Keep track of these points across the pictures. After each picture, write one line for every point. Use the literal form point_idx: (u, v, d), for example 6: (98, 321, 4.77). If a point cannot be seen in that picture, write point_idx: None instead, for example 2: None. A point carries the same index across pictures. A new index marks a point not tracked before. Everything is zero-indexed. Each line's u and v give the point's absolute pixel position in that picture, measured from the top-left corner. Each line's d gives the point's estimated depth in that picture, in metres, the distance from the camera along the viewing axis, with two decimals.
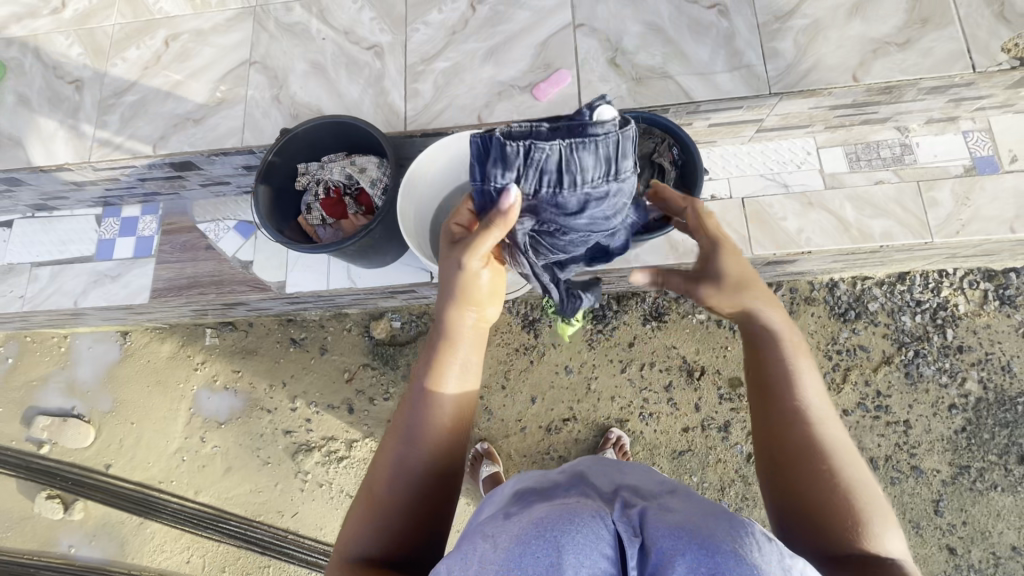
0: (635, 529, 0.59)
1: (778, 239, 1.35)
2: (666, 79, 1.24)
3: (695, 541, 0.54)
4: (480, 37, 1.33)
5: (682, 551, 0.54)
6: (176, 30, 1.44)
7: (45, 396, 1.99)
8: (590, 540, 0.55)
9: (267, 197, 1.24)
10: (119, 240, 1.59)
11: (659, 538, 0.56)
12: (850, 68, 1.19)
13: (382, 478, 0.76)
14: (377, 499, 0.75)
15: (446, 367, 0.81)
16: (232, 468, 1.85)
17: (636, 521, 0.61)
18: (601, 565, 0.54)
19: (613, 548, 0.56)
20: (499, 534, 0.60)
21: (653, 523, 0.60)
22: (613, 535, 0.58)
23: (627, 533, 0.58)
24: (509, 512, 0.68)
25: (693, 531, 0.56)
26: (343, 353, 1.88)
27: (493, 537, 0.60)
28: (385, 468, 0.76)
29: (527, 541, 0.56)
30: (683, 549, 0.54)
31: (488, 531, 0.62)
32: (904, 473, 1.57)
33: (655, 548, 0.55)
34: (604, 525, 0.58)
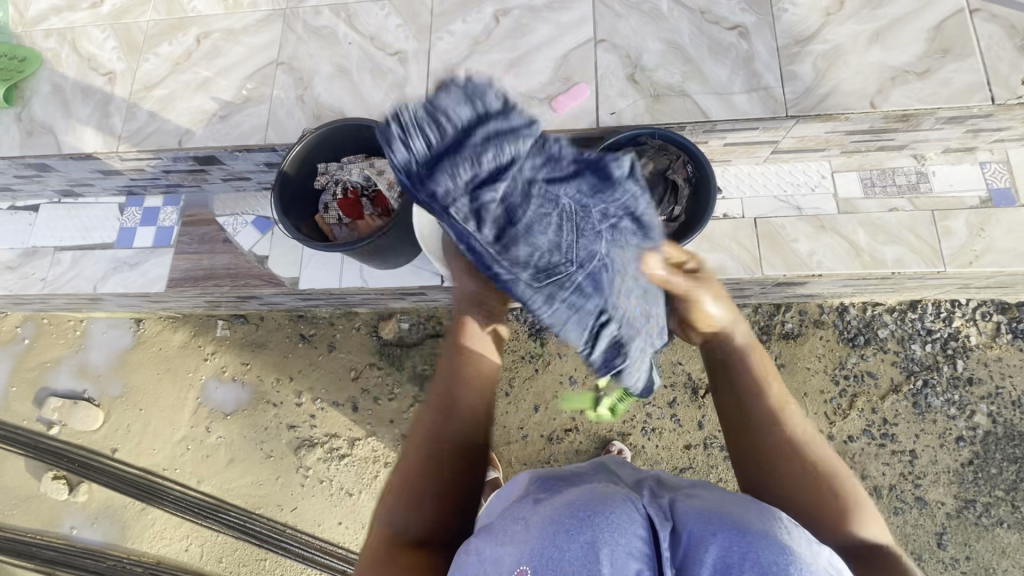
0: (665, 515, 0.63)
1: (788, 260, 1.35)
2: (683, 97, 1.26)
3: (726, 525, 0.59)
4: (502, 48, 1.35)
5: (714, 533, 0.58)
6: (208, 28, 1.49)
7: (58, 378, 2.03)
8: (623, 521, 0.59)
9: (287, 194, 1.27)
10: (140, 229, 1.63)
11: (689, 521, 0.60)
12: (868, 95, 1.20)
13: (405, 468, 0.77)
14: (400, 485, 0.75)
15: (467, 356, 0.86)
16: (235, 459, 1.87)
17: (666, 507, 0.66)
18: (636, 544, 0.57)
19: (646, 529, 0.60)
20: (531, 517, 0.64)
21: (683, 511, 0.64)
22: (644, 517, 0.61)
23: (657, 516, 0.62)
24: (539, 498, 0.72)
25: (723, 517, 0.60)
26: (350, 351, 1.90)
27: (526, 520, 0.64)
28: (408, 458, 0.77)
29: (561, 520, 0.60)
30: (716, 530, 0.58)
31: (521, 513, 0.67)
32: (908, 503, 1.55)
33: (688, 530, 0.60)
34: (637, 510, 0.62)
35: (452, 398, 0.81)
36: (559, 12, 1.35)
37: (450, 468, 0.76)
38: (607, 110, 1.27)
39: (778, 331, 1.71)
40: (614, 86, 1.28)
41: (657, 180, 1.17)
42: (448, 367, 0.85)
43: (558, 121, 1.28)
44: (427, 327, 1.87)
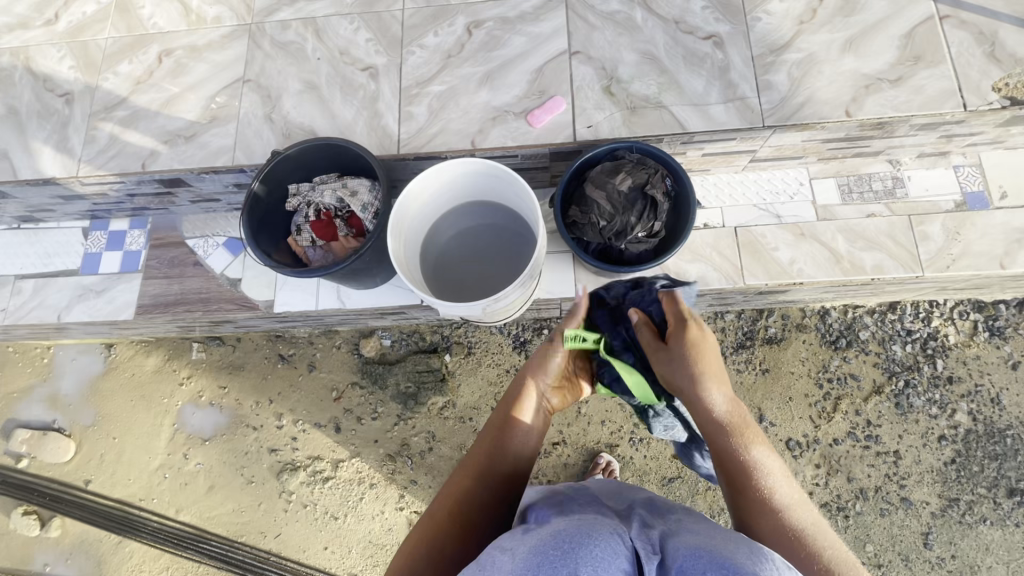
0: (653, 550, 0.63)
1: (769, 270, 1.34)
2: (660, 109, 1.24)
3: (714, 561, 0.57)
4: (476, 62, 1.32)
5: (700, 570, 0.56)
6: (170, 45, 1.43)
7: (26, 409, 1.95)
8: (608, 556, 0.59)
9: (256, 218, 1.23)
10: (105, 254, 1.57)
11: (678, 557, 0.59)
12: (843, 103, 1.20)
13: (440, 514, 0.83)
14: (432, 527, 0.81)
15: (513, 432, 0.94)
16: (215, 487, 1.81)
17: (655, 542, 0.65)
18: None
19: (630, 563, 0.60)
20: (516, 546, 0.64)
21: (671, 546, 0.64)
22: (630, 553, 0.62)
23: (644, 552, 0.62)
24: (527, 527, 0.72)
25: (711, 552, 0.59)
26: (331, 370, 1.86)
27: (512, 548, 0.63)
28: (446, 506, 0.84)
29: (548, 552, 0.60)
30: (705, 568, 0.56)
31: (507, 540, 0.66)
32: (894, 504, 1.55)
33: (675, 566, 0.59)
34: (623, 544, 0.62)
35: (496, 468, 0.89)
36: (533, 24, 1.33)
37: (478, 533, 0.82)
38: (585, 123, 1.25)
39: (762, 336, 1.71)
40: (590, 100, 1.26)
41: (637, 195, 1.12)
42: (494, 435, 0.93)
43: (534, 135, 1.26)
44: (409, 343, 1.84)
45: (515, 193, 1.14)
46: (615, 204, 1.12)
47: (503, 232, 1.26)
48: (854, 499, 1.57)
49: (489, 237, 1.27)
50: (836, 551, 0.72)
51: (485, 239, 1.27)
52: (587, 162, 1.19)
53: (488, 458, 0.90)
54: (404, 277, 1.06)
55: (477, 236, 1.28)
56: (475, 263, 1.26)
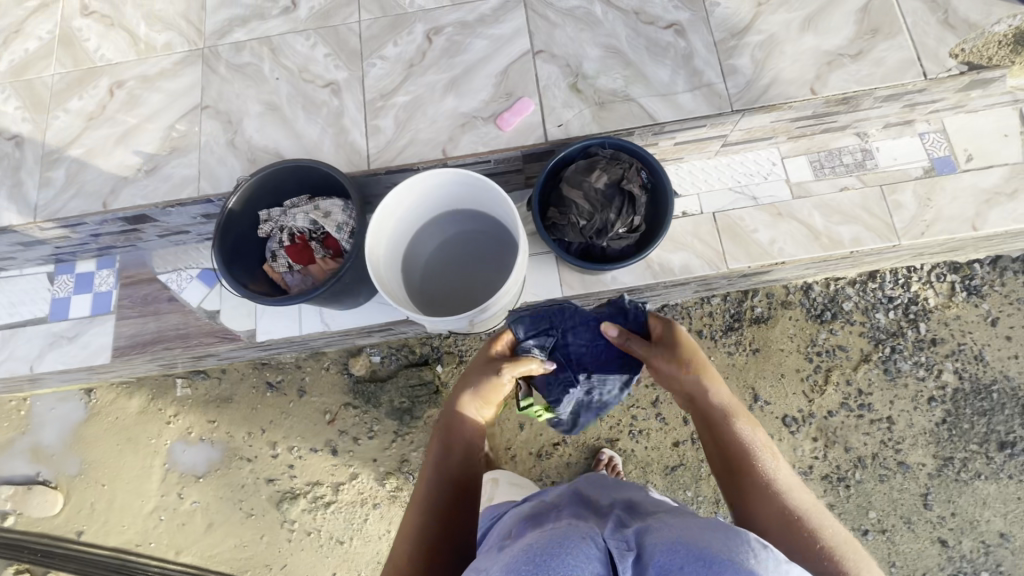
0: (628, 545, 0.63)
1: (751, 252, 1.35)
2: (628, 102, 1.24)
3: (691, 554, 0.57)
4: (439, 69, 1.30)
5: (680, 565, 0.56)
6: (120, 77, 1.38)
7: (7, 464, 1.88)
8: (584, 562, 0.58)
9: (230, 248, 1.19)
10: (74, 298, 1.52)
11: (655, 552, 0.59)
12: (808, 82, 1.20)
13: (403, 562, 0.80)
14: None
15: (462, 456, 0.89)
16: (214, 523, 1.77)
17: (630, 538, 0.65)
18: None
19: (604, 565, 0.59)
20: (492, 565, 0.63)
21: (646, 540, 0.63)
22: (602, 553, 0.61)
23: (617, 549, 0.62)
24: (505, 542, 0.71)
25: (688, 543, 0.59)
26: (322, 393, 1.82)
27: (488, 568, 0.62)
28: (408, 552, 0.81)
29: (520, 567, 0.59)
30: (682, 562, 0.57)
31: (484, 561, 0.65)
32: (892, 469, 1.58)
33: (652, 563, 0.58)
34: (593, 545, 0.62)
35: (447, 497, 0.85)
36: (493, 26, 1.31)
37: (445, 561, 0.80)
38: (555, 122, 1.24)
39: (749, 317, 1.72)
40: (558, 98, 1.25)
41: (614, 190, 1.11)
42: (437, 465, 0.88)
43: (506, 139, 1.25)
44: (399, 357, 1.81)
45: (494, 200, 1.12)
46: (592, 202, 1.11)
47: (484, 239, 1.25)
48: (853, 468, 1.59)
49: (470, 244, 1.26)
50: (833, 534, 0.75)
51: (466, 247, 1.26)
52: (562, 162, 1.18)
53: (434, 491, 0.85)
54: (386, 295, 1.05)
55: (459, 245, 1.26)
56: (458, 272, 1.25)
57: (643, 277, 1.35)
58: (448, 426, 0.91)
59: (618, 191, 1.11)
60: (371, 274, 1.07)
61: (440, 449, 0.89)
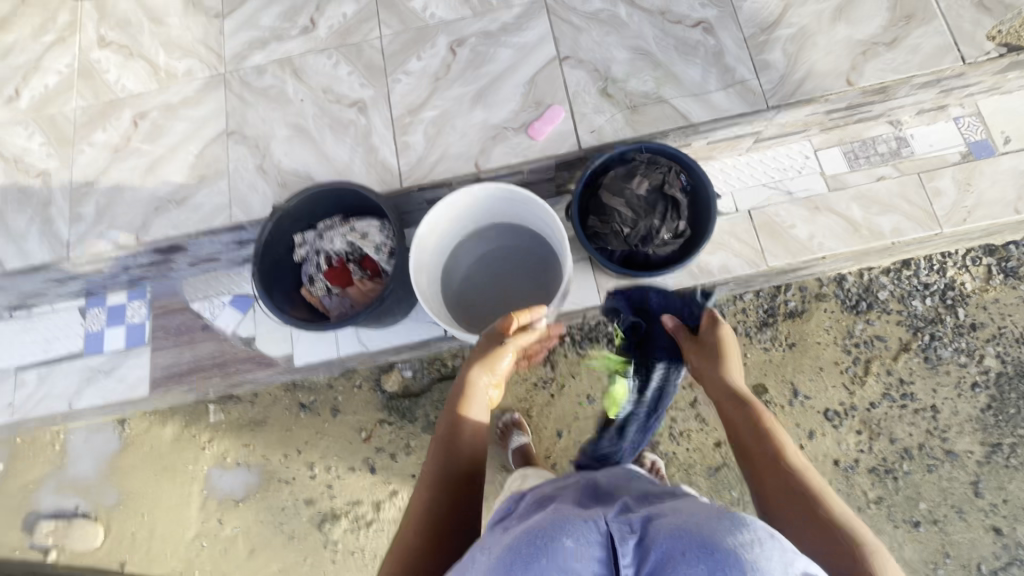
0: (631, 529, 0.59)
1: (790, 248, 1.33)
2: (661, 103, 1.22)
3: (695, 541, 0.53)
4: (465, 81, 1.29)
5: (682, 552, 0.52)
6: (143, 107, 1.37)
7: (45, 498, 1.88)
8: (579, 544, 0.55)
9: (268, 275, 1.18)
10: (107, 331, 1.51)
11: (658, 538, 0.55)
12: (843, 73, 1.18)
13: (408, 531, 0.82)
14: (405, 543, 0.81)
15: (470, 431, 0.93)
16: (257, 548, 1.77)
17: (635, 522, 0.61)
18: (592, 566, 0.53)
19: (605, 549, 0.55)
20: (492, 546, 0.61)
21: (652, 525, 0.59)
22: (603, 536, 0.57)
23: (619, 532, 0.57)
24: (507, 525, 0.68)
25: (692, 530, 0.55)
26: (356, 411, 1.81)
27: (489, 548, 0.61)
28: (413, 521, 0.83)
29: (522, 549, 0.57)
30: (684, 547, 0.53)
31: (488, 542, 0.64)
32: (940, 459, 1.56)
33: (655, 547, 0.54)
34: (595, 529, 0.58)
35: (455, 469, 0.89)
36: (517, 34, 1.30)
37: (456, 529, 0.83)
38: (587, 128, 1.23)
39: (783, 311, 1.70)
40: (589, 104, 1.24)
41: (655, 196, 1.11)
42: (445, 438, 0.91)
43: (539, 148, 1.23)
44: (431, 371, 1.80)
45: (535, 212, 1.10)
46: (636, 208, 1.10)
47: (523, 249, 1.24)
48: (900, 459, 1.57)
49: (509, 257, 1.24)
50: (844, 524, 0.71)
51: (505, 259, 1.25)
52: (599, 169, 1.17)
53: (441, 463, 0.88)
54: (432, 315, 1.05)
55: (498, 257, 1.25)
56: (499, 284, 1.24)
57: (682, 279, 1.34)
58: (458, 400, 0.96)
59: (660, 197, 1.11)
60: (418, 295, 1.06)
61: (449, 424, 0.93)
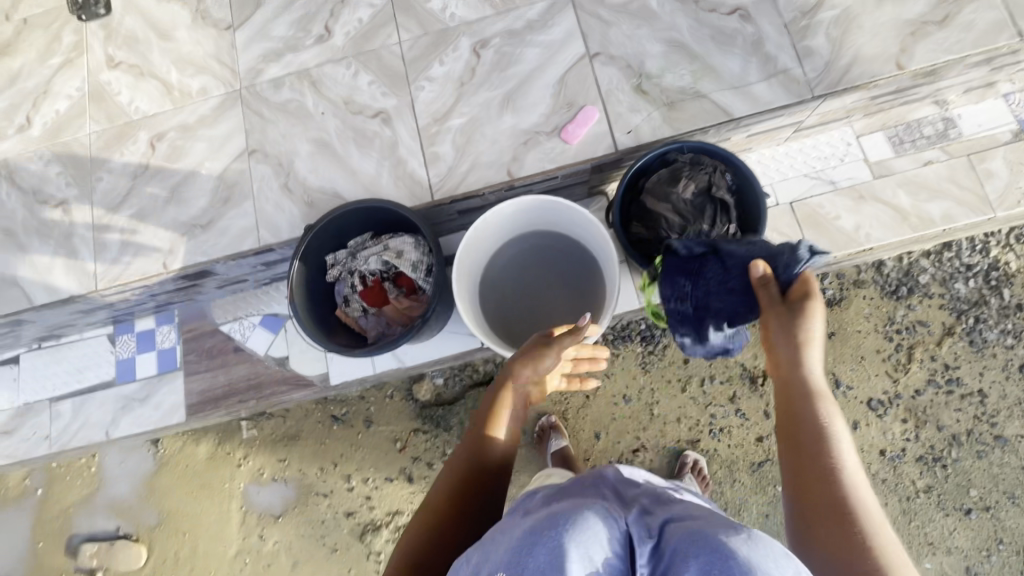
0: (647, 532, 0.63)
1: (836, 241, 1.29)
2: (699, 98, 1.16)
3: (706, 543, 0.55)
4: (492, 85, 1.24)
5: (694, 552, 0.55)
6: (160, 129, 1.33)
7: (86, 521, 1.89)
8: (598, 539, 0.59)
9: (306, 301, 1.15)
10: (138, 358, 1.49)
11: (673, 539, 0.59)
12: (892, 56, 1.12)
13: (426, 516, 0.83)
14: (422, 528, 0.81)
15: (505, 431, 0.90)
16: (300, 562, 1.77)
17: (653, 523, 0.64)
18: (610, 561, 0.58)
19: (622, 546, 0.60)
20: (516, 526, 0.66)
21: (669, 527, 0.63)
22: (623, 535, 0.62)
23: (638, 534, 0.62)
24: (530, 509, 0.73)
25: (703, 532, 0.58)
26: (390, 422, 1.80)
27: (512, 527, 0.66)
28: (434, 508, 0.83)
29: (541, 529, 0.61)
30: (696, 548, 0.56)
31: (509, 521, 0.68)
32: (989, 444, 1.53)
33: (668, 548, 0.58)
34: (615, 526, 0.62)
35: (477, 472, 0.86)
36: (542, 32, 1.24)
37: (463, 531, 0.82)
38: (623, 129, 1.18)
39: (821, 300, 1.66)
40: (623, 103, 1.19)
41: (703, 200, 1.07)
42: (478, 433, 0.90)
43: (573, 152, 1.18)
44: (462, 378, 1.77)
45: (580, 220, 1.06)
46: (683, 213, 1.06)
47: (565, 258, 1.19)
48: (948, 447, 1.54)
49: (549, 265, 1.20)
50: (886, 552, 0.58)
51: (546, 267, 1.20)
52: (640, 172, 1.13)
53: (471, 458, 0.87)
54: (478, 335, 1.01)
55: (539, 266, 1.21)
56: (541, 294, 1.20)
57: None
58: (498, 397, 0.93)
59: (707, 199, 1.07)
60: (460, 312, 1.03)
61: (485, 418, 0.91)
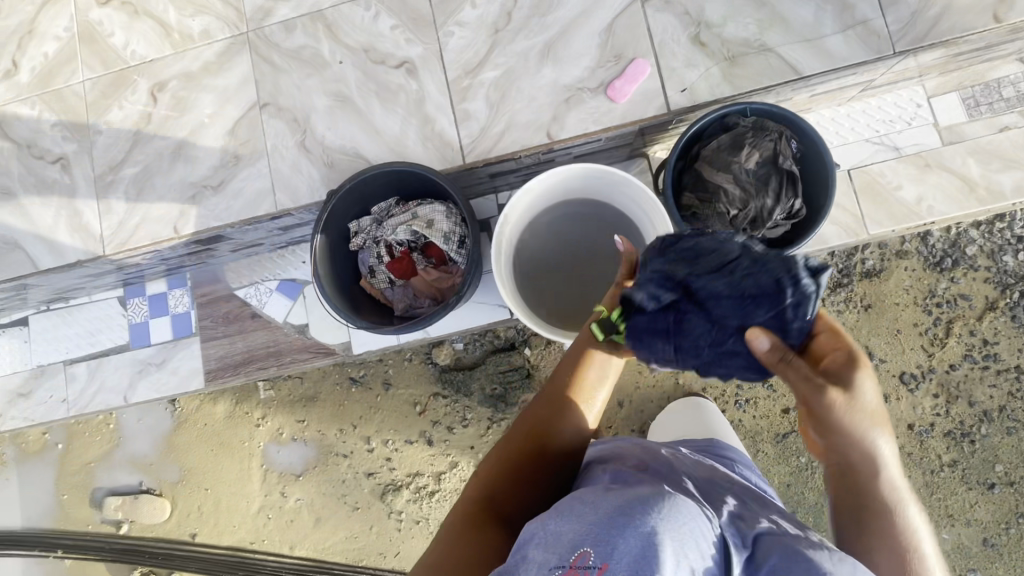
0: (740, 538, 0.62)
1: (896, 213, 1.20)
2: (764, 53, 1.04)
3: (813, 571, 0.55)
4: (530, 33, 1.11)
5: None
6: (161, 77, 1.21)
7: (108, 476, 1.91)
8: (694, 538, 0.57)
9: (330, 270, 1.07)
10: (152, 322, 1.44)
11: (772, 556, 0.58)
12: (989, 6, 0.99)
13: (501, 459, 0.82)
14: (498, 468, 0.81)
15: (590, 388, 0.86)
16: (322, 518, 1.80)
17: (744, 530, 0.63)
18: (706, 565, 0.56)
19: (717, 550, 0.58)
20: (601, 500, 0.62)
21: (762, 539, 0.62)
22: (717, 538, 0.60)
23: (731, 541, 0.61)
24: (609, 485, 0.70)
25: (808, 558, 0.57)
26: (409, 385, 1.77)
27: (595, 501, 0.62)
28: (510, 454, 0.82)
29: (636, 511, 0.57)
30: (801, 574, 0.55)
31: (589, 494, 0.64)
32: (1021, 421, 1.50)
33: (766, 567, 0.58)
34: (711, 529, 0.60)
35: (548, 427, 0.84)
36: None
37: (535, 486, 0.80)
38: (677, 86, 1.06)
39: (860, 271, 1.58)
40: (678, 56, 1.06)
41: (766, 169, 0.98)
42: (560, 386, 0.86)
43: (620, 112, 1.07)
44: (483, 343, 1.72)
45: (631, 192, 0.97)
46: (744, 185, 0.99)
47: (609, 232, 1.10)
48: (978, 422, 1.52)
49: (589, 236, 1.12)
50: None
51: (588, 241, 1.12)
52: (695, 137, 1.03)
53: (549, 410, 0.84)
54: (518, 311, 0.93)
55: (579, 238, 1.12)
56: (581, 270, 1.12)
57: None
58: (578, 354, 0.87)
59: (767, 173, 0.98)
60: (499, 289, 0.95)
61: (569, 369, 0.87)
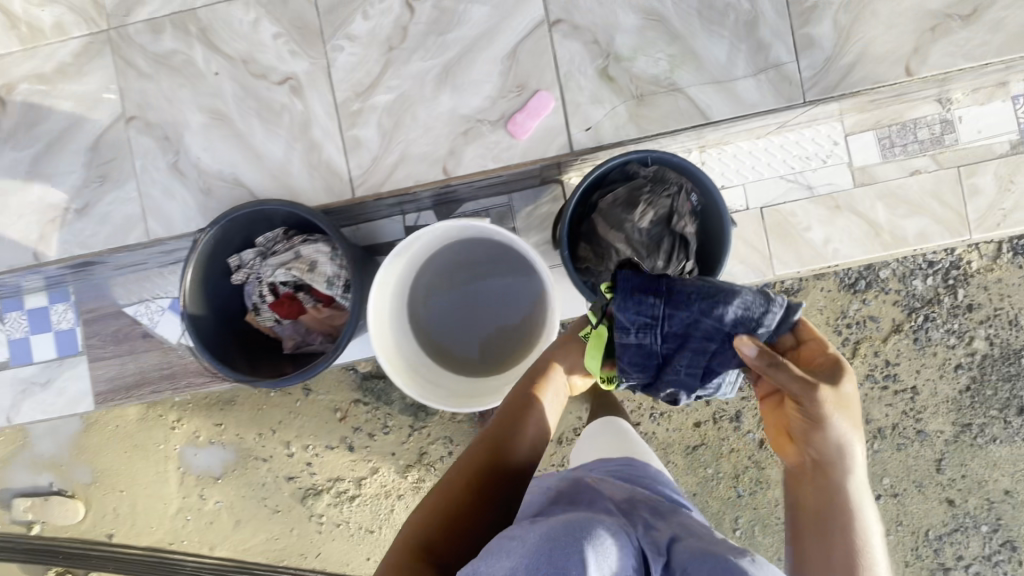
0: (659, 549, 0.65)
1: (802, 254, 1.19)
2: (674, 92, 0.97)
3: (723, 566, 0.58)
4: (427, 53, 1.00)
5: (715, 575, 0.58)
6: (8, 78, 1.05)
7: (16, 477, 1.84)
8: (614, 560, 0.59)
9: (205, 310, 1.01)
10: (33, 338, 1.33)
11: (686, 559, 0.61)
12: (903, 57, 0.94)
13: (441, 500, 0.76)
14: (438, 508, 0.76)
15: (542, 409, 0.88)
16: (242, 520, 1.79)
17: (661, 541, 0.66)
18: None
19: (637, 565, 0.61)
20: (523, 534, 0.62)
21: (677, 546, 0.65)
22: (633, 555, 0.63)
23: (649, 552, 0.64)
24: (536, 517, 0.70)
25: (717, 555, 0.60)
26: (329, 391, 1.73)
27: (519, 537, 0.62)
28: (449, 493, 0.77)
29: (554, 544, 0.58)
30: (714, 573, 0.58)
31: (512, 530, 0.64)
32: (910, 438, 1.59)
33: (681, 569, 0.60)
34: (627, 547, 0.63)
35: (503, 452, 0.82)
36: None
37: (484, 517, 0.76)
38: (582, 124, 0.99)
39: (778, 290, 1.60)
40: (584, 91, 0.98)
41: (660, 228, 0.94)
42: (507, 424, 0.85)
43: (521, 150, 1.00)
44: None
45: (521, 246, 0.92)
46: (638, 246, 0.94)
47: (507, 280, 1.06)
48: (872, 439, 1.60)
49: (484, 283, 1.06)
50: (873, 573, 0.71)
51: (486, 281, 1.06)
52: (595, 182, 0.97)
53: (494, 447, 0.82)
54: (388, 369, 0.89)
55: (473, 282, 1.07)
56: (473, 317, 1.07)
57: None
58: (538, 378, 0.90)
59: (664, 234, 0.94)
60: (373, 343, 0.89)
61: (526, 390, 0.89)
